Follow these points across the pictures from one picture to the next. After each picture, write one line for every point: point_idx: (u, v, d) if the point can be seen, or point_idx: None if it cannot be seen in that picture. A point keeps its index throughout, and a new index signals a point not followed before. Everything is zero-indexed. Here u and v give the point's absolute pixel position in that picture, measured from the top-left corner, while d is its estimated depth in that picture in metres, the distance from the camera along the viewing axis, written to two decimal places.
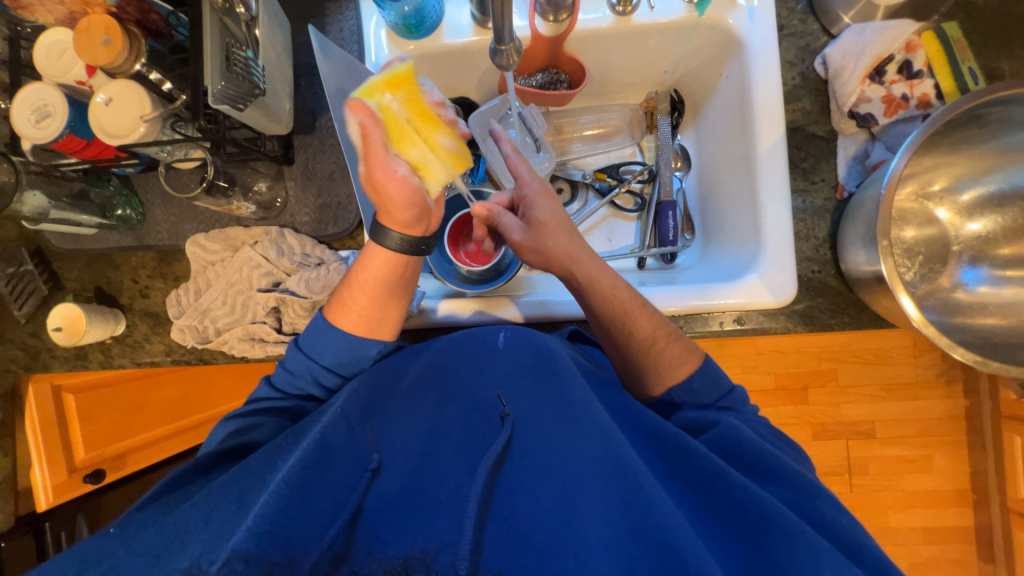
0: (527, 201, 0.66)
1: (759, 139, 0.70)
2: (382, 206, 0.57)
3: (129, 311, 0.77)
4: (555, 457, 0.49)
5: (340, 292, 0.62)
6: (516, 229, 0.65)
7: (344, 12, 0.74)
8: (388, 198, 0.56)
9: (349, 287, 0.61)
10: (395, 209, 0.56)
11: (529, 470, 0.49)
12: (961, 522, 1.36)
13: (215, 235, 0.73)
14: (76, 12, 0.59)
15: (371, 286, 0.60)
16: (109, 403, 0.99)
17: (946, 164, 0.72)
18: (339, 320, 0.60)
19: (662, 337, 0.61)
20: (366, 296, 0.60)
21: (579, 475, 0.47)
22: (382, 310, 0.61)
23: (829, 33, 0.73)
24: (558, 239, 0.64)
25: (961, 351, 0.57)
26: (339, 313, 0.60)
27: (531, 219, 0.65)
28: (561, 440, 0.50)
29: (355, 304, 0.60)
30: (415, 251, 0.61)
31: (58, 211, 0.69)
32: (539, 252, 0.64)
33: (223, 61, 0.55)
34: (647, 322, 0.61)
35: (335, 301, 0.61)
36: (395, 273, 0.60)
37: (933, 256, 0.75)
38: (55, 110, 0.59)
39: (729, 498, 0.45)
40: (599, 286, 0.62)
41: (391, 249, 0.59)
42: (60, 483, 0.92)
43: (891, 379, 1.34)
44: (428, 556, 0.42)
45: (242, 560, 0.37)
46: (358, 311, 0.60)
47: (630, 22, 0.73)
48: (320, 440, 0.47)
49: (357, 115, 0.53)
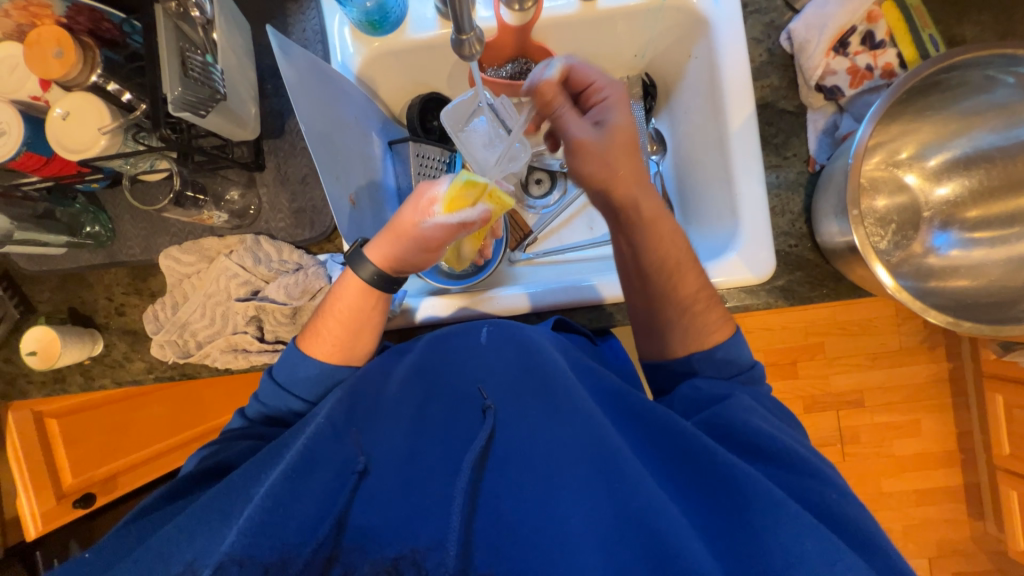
0: (603, 105, 0.62)
1: (730, 119, 0.71)
2: (395, 246, 0.58)
3: (105, 330, 0.75)
4: (541, 449, 0.49)
5: (313, 323, 0.62)
6: (589, 128, 0.60)
7: (305, 12, 0.72)
8: (417, 250, 0.59)
9: (322, 317, 0.61)
10: (409, 260, 0.60)
11: (517, 463, 0.49)
12: (950, 481, 1.40)
13: (189, 247, 0.71)
14: (25, 25, 0.57)
15: (344, 316, 0.60)
16: (95, 426, 0.96)
17: (912, 131, 0.72)
18: (313, 350, 0.60)
19: (702, 300, 0.61)
20: (340, 325, 0.60)
21: (565, 464, 0.47)
22: (354, 339, 0.61)
23: (792, 8, 0.73)
24: (626, 156, 0.60)
25: (934, 313, 0.58)
26: (312, 342, 0.60)
27: (608, 121, 0.60)
28: (545, 431, 0.50)
29: (329, 334, 0.60)
30: (385, 286, 0.60)
31: (22, 232, 0.66)
32: (603, 165, 0.60)
33: (181, 66, 0.54)
34: (693, 280, 0.62)
35: (309, 331, 0.61)
36: (363, 301, 0.60)
37: (906, 223, 0.76)
38: (10, 128, 0.57)
39: (720, 479, 0.46)
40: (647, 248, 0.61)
41: (364, 280, 0.60)
42: (49, 510, 0.92)
43: (875, 347, 1.36)
44: (418, 555, 0.43)
45: (236, 563, 0.37)
46: (332, 340, 0.60)
47: (596, 7, 0.73)
48: (305, 450, 0.46)
49: (478, 217, 0.58)
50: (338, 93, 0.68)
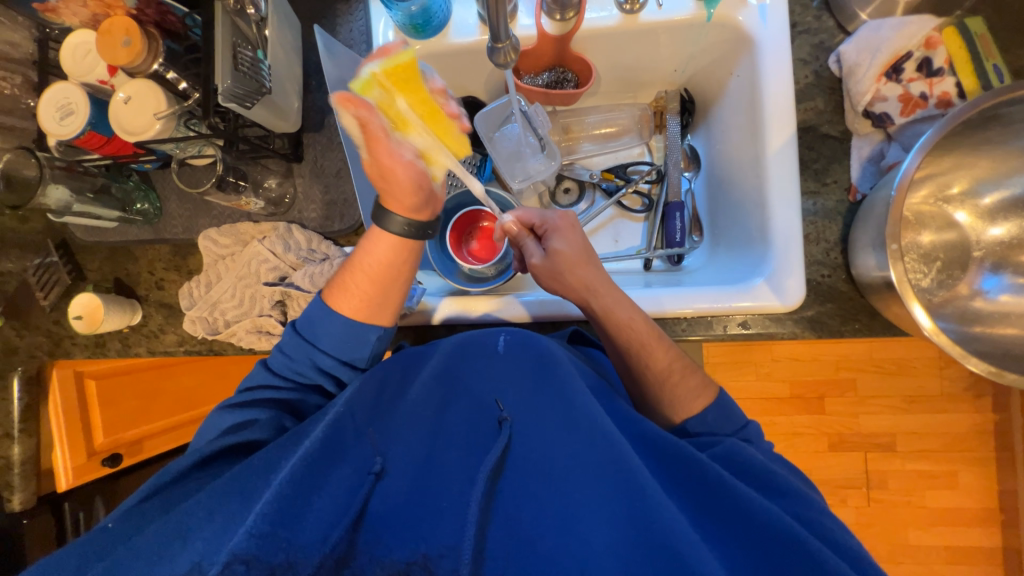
0: (550, 233, 0.66)
1: (768, 140, 0.69)
2: (394, 192, 0.60)
3: (145, 302, 0.80)
4: (556, 463, 0.50)
5: (341, 276, 0.63)
6: (536, 257, 0.65)
7: (353, 13, 0.75)
8: (395, 182, 0.59)
9: (351, 272, 0.62)
10: (402, 193, 0.60)
11: (530, 476, 0.50)
12: (987, 542, 1.30)
13: (227, 229, 0.75)
14: (99, 14, 0.62)
15: (373, 270, 0.61)
16: (127, 390, 1.03)
17: (967, 165, 0.68)
18: (340, 304, 0.61)
19: (678, 370, 0.61)
20: (368, 282, 0.61)
21: (581, 482, 0.48)
22: (383, 296, 0.62)
23: (845, 30, 0.70)
24: (576, 270, 0.63)
25: (975, 362, 0.54)
26: (340, 296, 0.62)
27: (554, 248, 0.64)
28: (561, 445, 0.51)
29: (358, 290, 0.61)
30: (420, 235, 0.63)
31: (80, 205, 0.72)
32: (557, 279, 0.65)
33: (232, 61, 0.56)
34: (663, 354, 0.61)
35: (335, 284, 0.63)
36: (395, 254, 0.62)
37: (952, 262, 0.72)
38: (78, 108, 0.62)
39: (734, 509, 0.46)
40: (617, 318, 0.62)
41: (394, 233, 0.61)
42: (79, 466, 0.95)
43: (913, 390, 1.29)
44: (428, 560, 0.44)
45: (241, 563, 0.38)
46: (359, 295, 0.62)
47: (638, 20, 0.72)
48: (324, 439, 0.48)
49: (360, 107, 0.54)
50: None
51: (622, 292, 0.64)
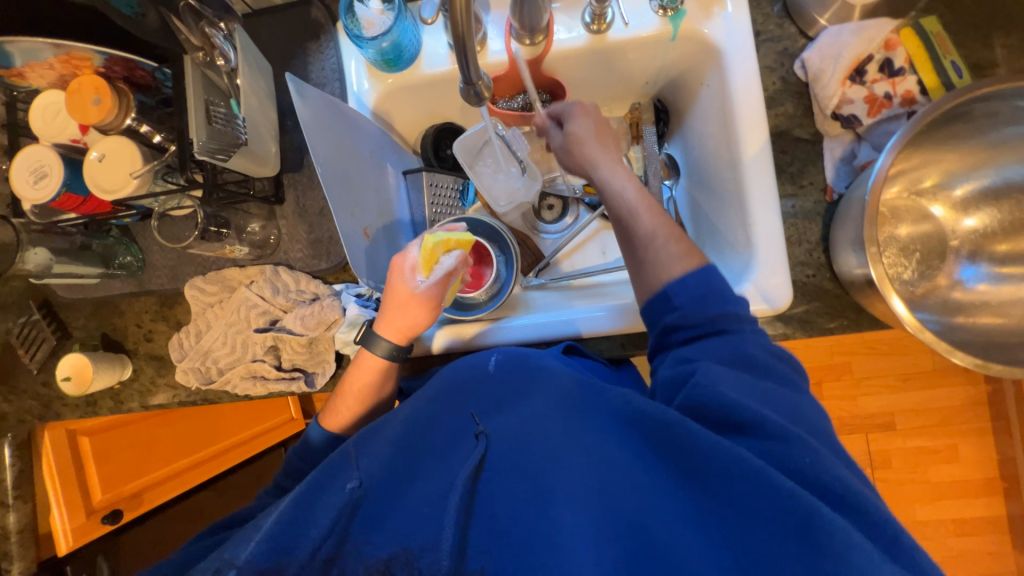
0: (568, 116, 0.69)
1: (742, 143, 0.70)
2: (394, 322, 0.63)
3: (134, 356, 0.79)
4: (536, 456, 0.46)
5: (332, 398, 0.66)
6: (557, 141, 0.70)
7: (324, 51, 0.75)
8: (397, 310, 0.63)
9: (339, 395, 0.65)
10: (392, 317, 0.63)
11: (510, 473, 0.46)
12: (991, 512, 1.32)
13: (212, 277, 0.74)
14: (66, 75, 0.61)
15: (360, 393, 0.64)
16: (121, 444, 1.02)
17: (934, 160, 0.70)
18: (333, 425, 0.65)
19: (663, 233, 0.58)
20: (355, 401, 0.64)
21: (563, 473, 0.45)
22: (372, 411, 0.66)
23: (806, 35, 0.72)
24: (586, 146, 0.66)
25: (959, 354, 0.55)
26: (332, 418, 0.65)
27: (570, 130, 0.67)
28: (545, 437, 0.47)
29: (346, 410, 0.65)
30: (405, 357, 0.65)
31: (61, 265, 0.71)
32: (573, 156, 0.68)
33: (206, 116, 0.57)
34: (652, 218, 0.59)
35: (328, 408, 0.66)
36: (383, 378, 0.65)
37: (930, 253, 0.73)
38: (51, 170, 0.61)
39: (741, 481, 0.40)
40: (609, 186, 0.63)
41: (381, 357, 0.64)
42: (79, 526, 0.94)
43: (908, 369, 1.31)
44: (408, 558, 0.44)
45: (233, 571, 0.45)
46: (348, 414, 0.65)
47: (606, 39, 0.73)
48: (315, 481, 0.51)
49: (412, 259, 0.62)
50: (352, 127, 0.70)
51: (623, 165, 0.64)
